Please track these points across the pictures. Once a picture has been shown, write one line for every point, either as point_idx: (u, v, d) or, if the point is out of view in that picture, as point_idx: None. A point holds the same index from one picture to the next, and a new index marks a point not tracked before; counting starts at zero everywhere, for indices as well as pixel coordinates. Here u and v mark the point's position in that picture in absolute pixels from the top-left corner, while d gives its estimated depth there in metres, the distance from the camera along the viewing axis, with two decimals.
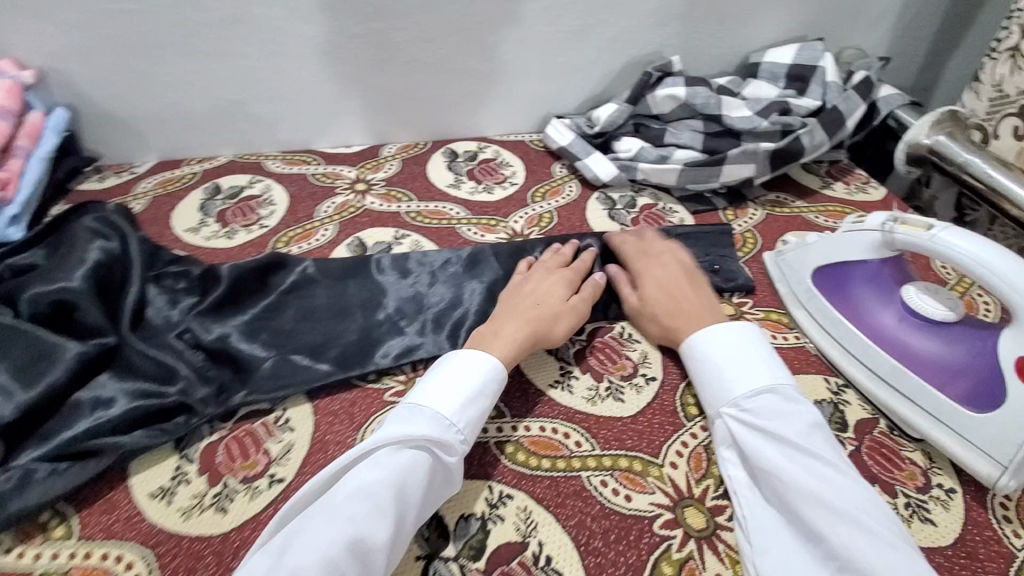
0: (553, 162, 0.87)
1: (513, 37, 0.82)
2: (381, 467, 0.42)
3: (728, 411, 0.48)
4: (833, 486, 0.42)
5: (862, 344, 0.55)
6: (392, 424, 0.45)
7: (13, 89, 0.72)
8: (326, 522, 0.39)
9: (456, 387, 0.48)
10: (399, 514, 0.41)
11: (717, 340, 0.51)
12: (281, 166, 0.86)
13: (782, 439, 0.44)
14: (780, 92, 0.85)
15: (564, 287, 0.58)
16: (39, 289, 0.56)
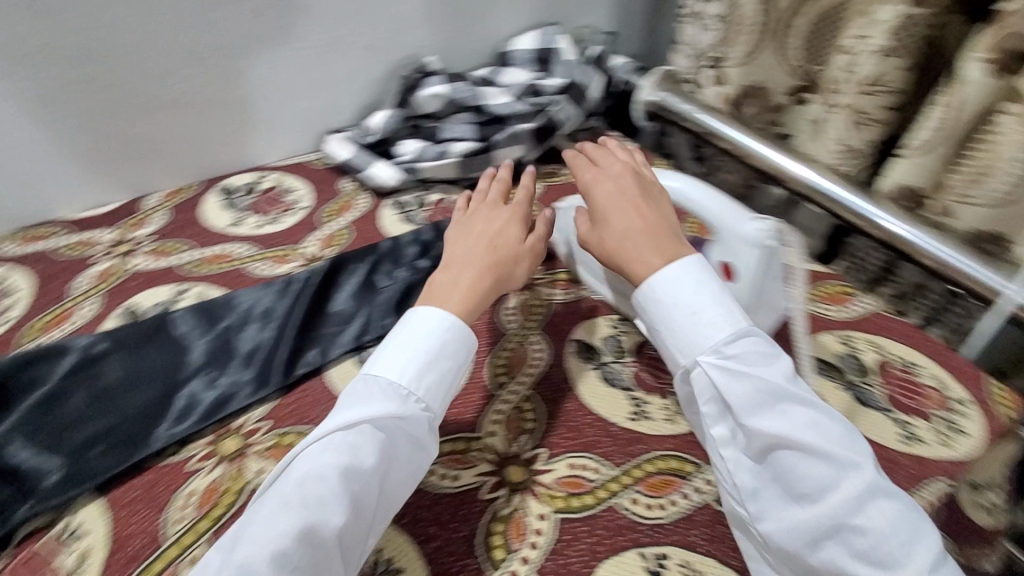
0: (339, 179, 0.87)
1: (259, 61, 0.80)
2: (345, 446, 0.44)
3: (703, 360, 0.47)
4: (823, 436, 0.43)
5: (617, 283, 0.63)
6: (336, 422, 0.45)
7: None
8: (278, 517, 0.40)
9: (387, 355, 0.48)
10: (355, 492, 0.42)
11: (679, 283, 0.50)
12: (14, 247, 0.74)
13: (760, 387, 0.44)
14: (531, 75, 0.94)
15: (517, 225, 0.62)
16: None
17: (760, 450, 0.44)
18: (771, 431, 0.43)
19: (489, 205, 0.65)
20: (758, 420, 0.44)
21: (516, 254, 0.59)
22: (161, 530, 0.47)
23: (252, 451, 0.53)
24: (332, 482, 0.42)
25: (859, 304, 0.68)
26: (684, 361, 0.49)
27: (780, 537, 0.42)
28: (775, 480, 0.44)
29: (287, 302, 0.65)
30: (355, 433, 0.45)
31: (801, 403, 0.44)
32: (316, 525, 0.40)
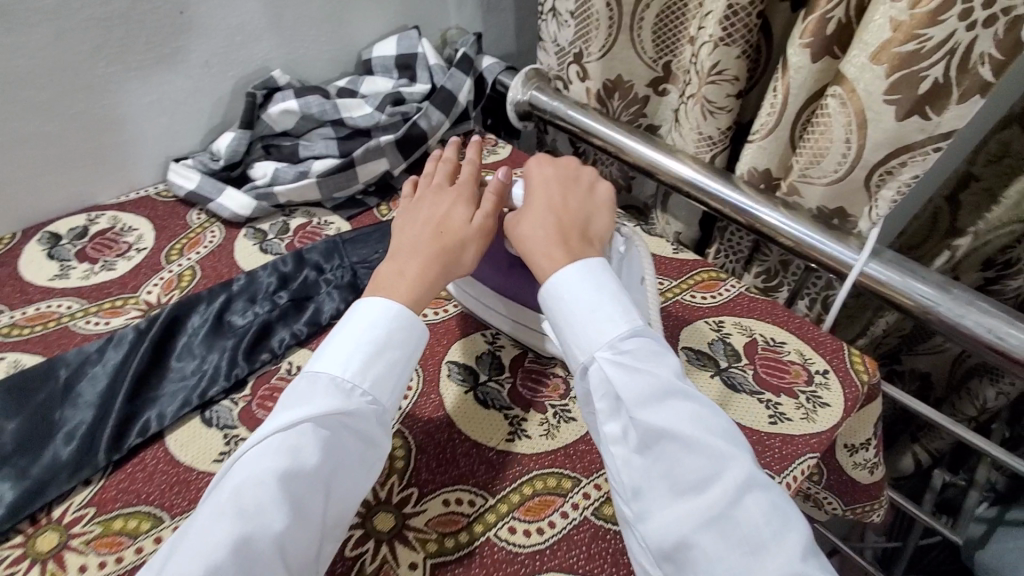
0: (188, 211, 0.78)
1: (66, 87, 0.69)
2: (299, 438, 0.42)
3: (599, 355, 0.47)
4: (705, 426, 0.42)
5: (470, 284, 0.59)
6: (315, 393, 0.44)
7: None
8: (232, 525, 0.37)
9: (359, 341, 0.47)
10: (302, 493, 0.40)
11: (574, 283, 0.50)
12: None
13: (651, 382, 0.44)
14: (394, 83, 0.89)
15: (459, 202, 0.57)
16: None
17: (645, 442, 0.43)
18: (657, 426, 0.42)
19: (434, 189, 0.59)
20: (645, 415, 0.43)
21: (426, 252, 0.53)
22: None
23: (73, 544, 0.46)
24: (297, 477, 0.40)
25: (728, 288, 0.70)
26: (582, 358, 0.48)
27: (661, 534, 0.40)
28: (657, 475, 0.42)
29: (117, 359, 0.57)
30: (315, 424, 0.42)
31: (685, 397, 0.44)
32: (247, 541, 0.37)
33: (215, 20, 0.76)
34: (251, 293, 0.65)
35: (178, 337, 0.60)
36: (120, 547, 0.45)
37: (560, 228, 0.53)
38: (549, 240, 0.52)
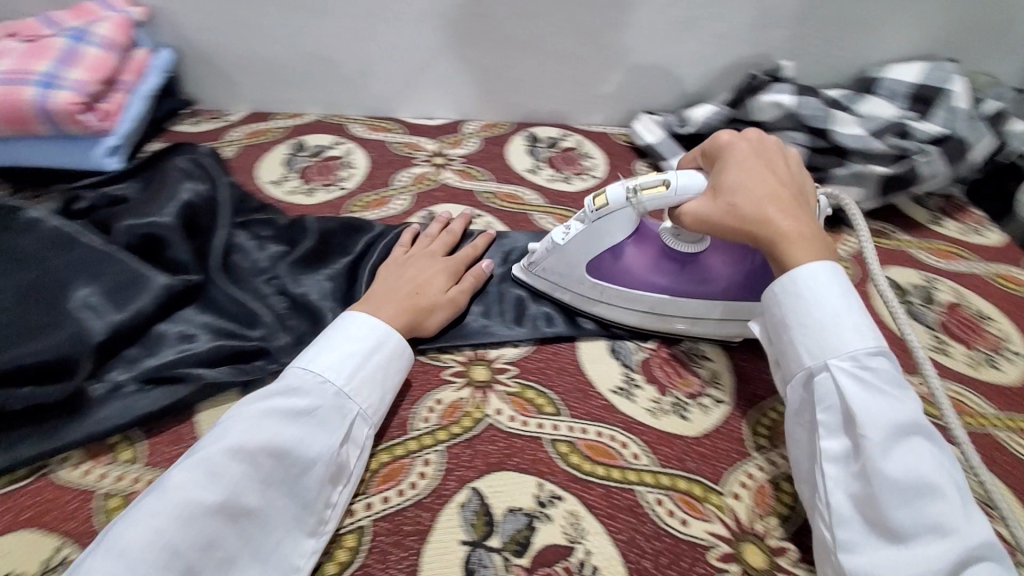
0: (636, 160, 0.84)
1: (612, 23, 0.79)
2: (278, 423, 0.42)
3: (834, 366, 0.43)
4: (932, 463, 0.39)
5: (650, 299, 0.55)
6: (274, 388, 0.44)
7: (123, 24, 0.71)
8: (184, 499, 0.37)
9: (335, 348, 0.47)
10: (258, 480, 0.40)
11: (836, 289, 0.45)
12: (365, 131, 0.86)
13: (897, 411, 0.41)
14: (897, 112, 0.78)
15: (440, 273, 0.57)
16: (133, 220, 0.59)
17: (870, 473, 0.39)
18: (897, 460, 0.39)
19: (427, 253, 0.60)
20: (879, 441, 0.40)
21: (404, 294, 0.53)
22: (408, 421, 0.50)
23: (498, 388, 0.52)
24: (266, 462, 0.40)
25: None
26: (805, 364, 0.44)
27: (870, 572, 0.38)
28: (870, 507, 0.39)
29: (385, 243, 0.64)
30: (245, 408, 0.42)
31: (911, 431, 0.40)
32: (189, 517, 0.37)
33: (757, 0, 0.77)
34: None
35: None
36: (528, 413, 0.51)
37: (785, 193, 0.49)
38: (787, 207, 0.48)
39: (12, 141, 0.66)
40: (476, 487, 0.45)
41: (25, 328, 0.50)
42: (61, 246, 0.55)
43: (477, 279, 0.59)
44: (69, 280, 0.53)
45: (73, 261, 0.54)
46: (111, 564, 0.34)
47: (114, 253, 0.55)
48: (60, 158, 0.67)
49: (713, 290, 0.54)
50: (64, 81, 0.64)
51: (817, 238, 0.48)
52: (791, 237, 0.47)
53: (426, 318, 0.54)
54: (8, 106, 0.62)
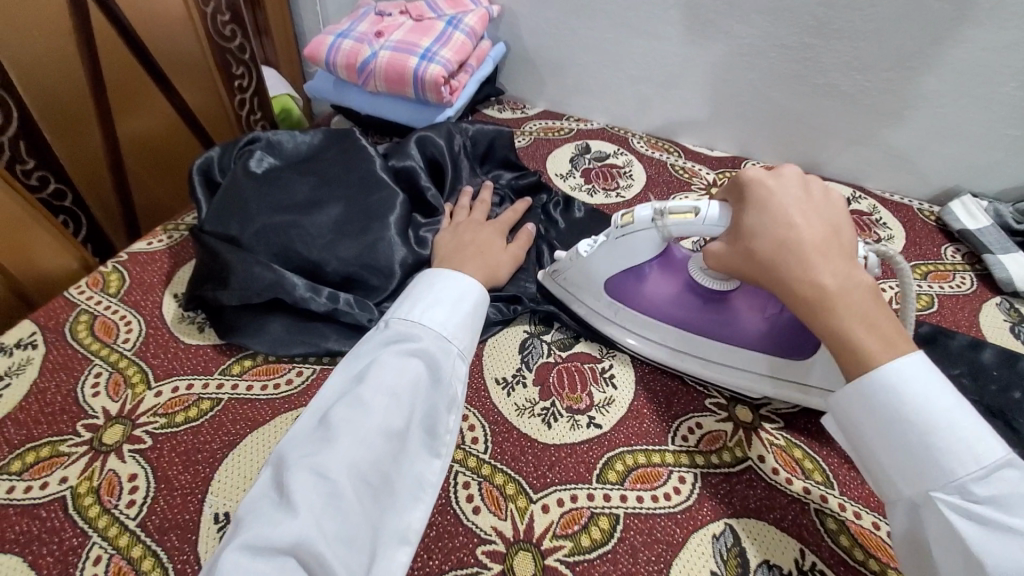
0: (944, 243, 0.75)
1: (963, 92, 0.71)
2: (401, 364, 0.45)
3: (933, 494, 0.35)
4: (944, 385, 0.37)
5: (659, 327, 0.54)
6: (386, 336, 0.48)
7: (484, 17, 0.82)
8: (352, 429, 0.40)
9: (422, 299, 0.50)
10: (401, 409, 0.43)
11: (907, 377, 0.37)
12: (646, 147, 0.89)
13: (1004, 525, 0.33)
14: None
15: (496, 235, 0.62)
16: (430, 149, 0.71)
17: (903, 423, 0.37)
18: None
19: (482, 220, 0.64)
20: (971, 544, 0.33)
21: (481, 256, 0.58)
22: (666, 433, 0.50)
23: (762, 434, 0.50)
24: (407, 394, 0.43)
25: None
26: (862, 428, 0.39)
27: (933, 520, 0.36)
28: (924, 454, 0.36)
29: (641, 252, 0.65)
30: (386, 354, 0.46)
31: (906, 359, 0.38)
32: (363, 440, 0.40)
33: None
34: (983, 364, 0.59)
35: None
36: (794, 473, 0.48)
37: (823, 239, 0.42)
38: (831, 257, 0.41)
39: (381, 96, 0.81)
40: (732, 524, 0.44)
41: (352, 238, 0.59)
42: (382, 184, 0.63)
43: (527, 239, 0.63)
44: (386, 211, 0.61)
45: (389, 196, 0.62)
46: (307, 481, 0.38)
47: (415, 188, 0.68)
48: (409, 119, 0.80)
49: (743, 340, 0.51)
50: (436, 58, 0.76)
51: (872, 303, 0.40)
52: (816, 298, 0.40)
53: (497, 270, 0.59)
54: (393, 70, 0.76)
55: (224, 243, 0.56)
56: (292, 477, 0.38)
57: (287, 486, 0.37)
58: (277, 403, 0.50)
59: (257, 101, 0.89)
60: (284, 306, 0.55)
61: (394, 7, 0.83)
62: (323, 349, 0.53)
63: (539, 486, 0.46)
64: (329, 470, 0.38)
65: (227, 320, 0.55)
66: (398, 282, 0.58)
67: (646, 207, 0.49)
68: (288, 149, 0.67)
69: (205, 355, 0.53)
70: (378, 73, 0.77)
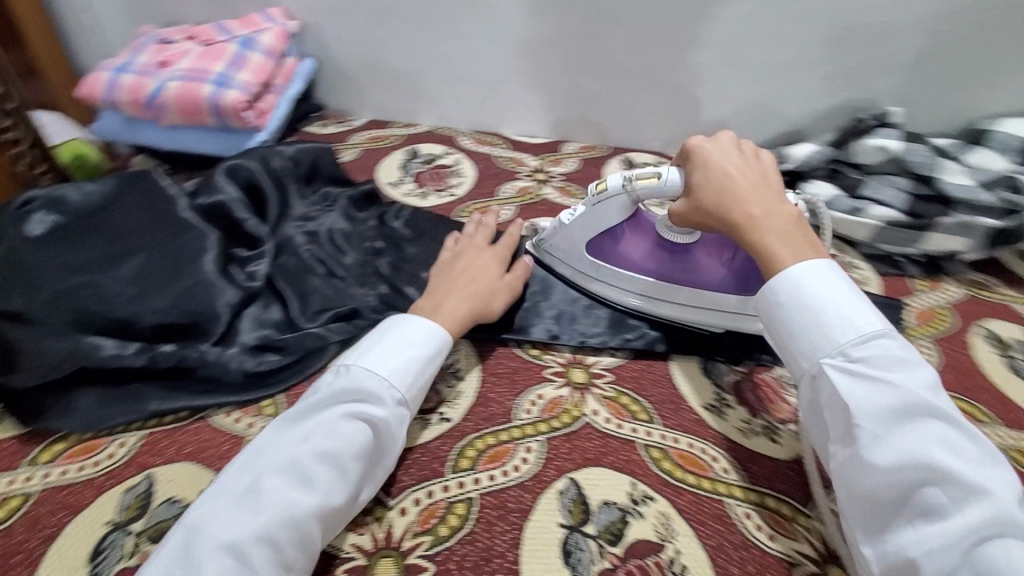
0: None
1: (720, 60, 0.82)
2: (346, 425, 0.44)
3: (825, 362, 0.43)
4: (927, 437, 0.38)
5: (634, 280, 0.61)
6: (349, 396, 0.46)
7: (282, 35, 0.80)
8: (284, 501, 0.40)
9: (389, 351, 0.48)
10: (342, 481, 0.42)
11: (809, 278, 0.45)
12: (472, 143, 0.92)
13: (890, 399, 0.40)
14: (1011, 167, 0.77)
15: (495, 262, 0.60)
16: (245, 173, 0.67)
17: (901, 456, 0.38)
18: (897, 457, 0.38)
19: (474, 248, 0.62)
20: (875, 430, 0.40)
21: (476, 288, 0.57)
22: (511, 411, 0.54)
23: (595, 390, 0.56)
24: (351, 461, 0.43)
25: None
26: (805, 367, 0.45)
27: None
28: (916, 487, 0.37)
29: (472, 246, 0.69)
30: (337, 416, 0.44)
31: (872, 383, 0.41)
32: (298, 520, 0.40)
33: (864, 47, 0.78)
34: None
35: None
36: (623, 418, 0.54)
37: (755, 182, 0.52)
38: (767, 197, 0.51)
39: (180, 128, 0.76)
40: (575, 478, 0.49)
41: (162, 286, 0.55)
42: (188, 225, 0.60)
43: (527, 269, 0.61)
44: (198, 253, 0.58)
45: (198, 237, 0.59)
46: (230, 560, 0.37)
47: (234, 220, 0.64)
48: (217, 148, 0.76)
49: (712, 283, 0.58)
50: (233, 82, 0.73)
51: (796, 228, 0.49)
52: (744, 224, 0.50)
53: (492, 302, 0.57)
54: (188, 100, 0.72)
55: (8, 321, 0.51)
56: (209, 558, 0.37)
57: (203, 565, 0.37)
58: (101, 479, 0.47)
59: (37, 155, 0.79)
60: (94, 375, 0.51)
61: (179, 34, 0.78)
62: (146, 413, 0.50)
63: (395, 491, 0.48)
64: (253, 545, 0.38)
65: (24, 405, 0.49)
66: (223, 323, 0.56)
67: (618, 175, 0.57)
68: (73, 204, 0.60)
69: (7, 451, 0.48)
70: (171, 105, 0.73)
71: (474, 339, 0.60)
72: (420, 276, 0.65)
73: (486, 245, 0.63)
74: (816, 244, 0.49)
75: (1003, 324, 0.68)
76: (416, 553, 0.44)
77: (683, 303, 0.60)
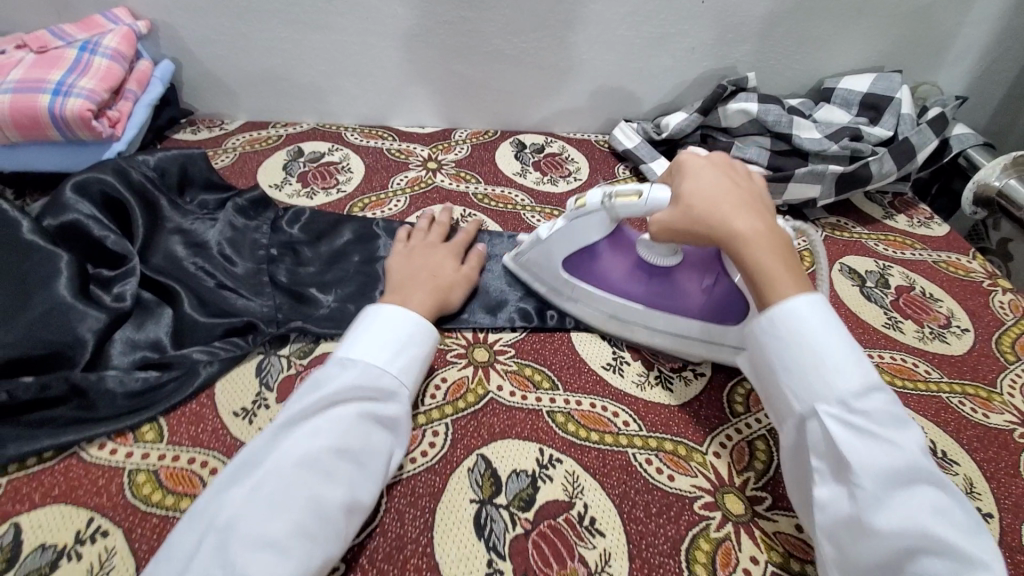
0: (617, 164, 0.90)
1: (593, 39, 0.85)
2: (360, 420, 0.44)
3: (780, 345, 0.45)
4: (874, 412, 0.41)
5: (609, 301, 0.58)
6: (369, 396, 0.45)
7: (129, 36, 0.74)
8: (278, 492, 0.39)
9: (382, 343, 0.48)
10: (365, 472, 0.42)
11: (807, 315, 0.44)
12: (360, 138, 0.90)
13: (891, 459, 0.39)
14: (852, 119, 0.86)
15: (449, 257, 0.63)
16: (105, 187, 0.62)
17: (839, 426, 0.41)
18: (896, 523, 0.37)
19: (427, 244, 0.64)
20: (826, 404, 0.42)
21: (435, 280, 0.58)
22: (416, 398, 0.54)
23: (498, 366, 0.57)
24: (359, 451, 0.42)
25: None
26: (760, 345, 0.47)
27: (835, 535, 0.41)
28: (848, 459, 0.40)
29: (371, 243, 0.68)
30: (360, 412, 0.44)
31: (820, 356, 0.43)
32: (325, 512, 0.39)
33: (718, 18, 0.84)
34: None
35: None
36: (527, 389, 0.55)
37: (744, 199, 0.50)
38: (745, 210, 0.49)
39: (19, 146, 0.68)
40: (484, 453, 0.50)
41: (9, 319, 0.50)
42: (32, 249, 0.54)
43: (480, 259, 0.64)
44: (47, 278, 0.53)
45: (45, 261, 0.53)
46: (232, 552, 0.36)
47: (94, 238, 0.59)
48: (67, 164, 0.69)
49: (691, 310, 0.56)
50: (74, 90, 0.66)
51: (779, 247, 0.48)
52: (748, 236, 0.48)
53: (450, 295, 0.59)
54: (21, 113, 0.65)
55: None
56: (239, 558, 0.36)
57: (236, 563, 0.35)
58: None
59: None
60: None
61: (10, 44, 0.71)
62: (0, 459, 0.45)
63: None
64: (256, 536, 0.37)
65: None
66: (85, 351, 0.51)
67: (598, 191, 0.54)
68: None
69: None
70: (3, 120, 0.65)
71: None
72: (311, 277, 0.63)
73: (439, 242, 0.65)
74: (794, 256, 0.48)
75: (858, 259, 0.76)
76: None
77: (667, 331, 0.57)
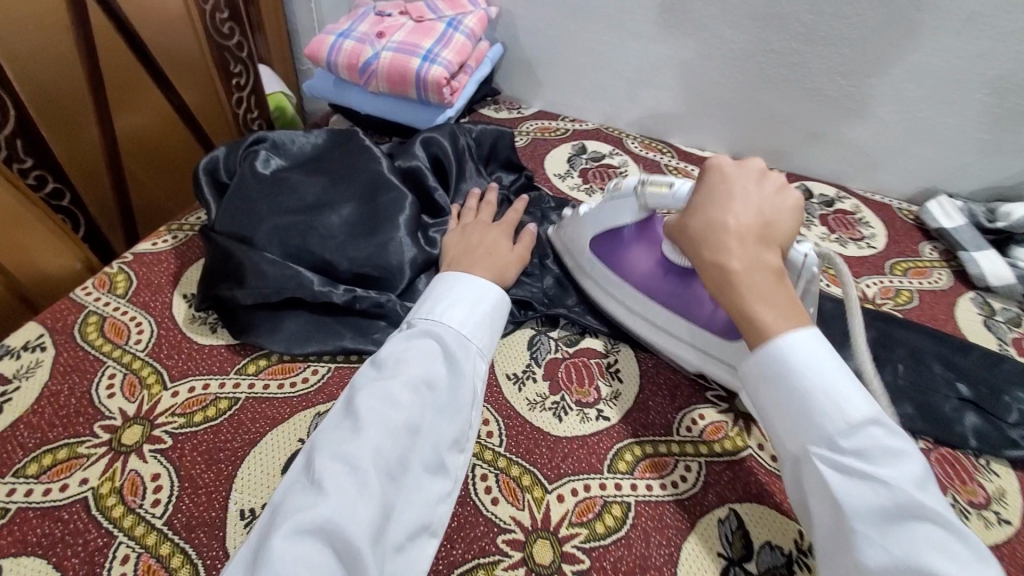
0: (922, 241, 0.79)
1: (941, 98, 0.74)
2: (426, 362, 0.47)
3: (813, 453, 0.40)
4: (902, 535, 0.36)
5: (616, 283, 0.58)
6: (421, 338, 0.49)
7: (483, 19, 0.83)
8: (362, 415, 0.43)
9: (445, 299, 0.52)
10: (427, 405, 0.45)
11: (797, 349, 0.41)
12: (639, 147, 0.91)
13: (879, 499, 0.37)
14: None
15: (503, 235, 0.63)
16: (440, 145, 0.71)
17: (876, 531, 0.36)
18: None
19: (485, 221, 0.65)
20: (865, 531, 0.36)
21: (493, 258, 0.59)
22: (671, 425, 0.53)
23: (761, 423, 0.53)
24: (421, 387, 0.45)
25: None
26: (791, 449, 0.42)
27: None
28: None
29: None
30: (420, 353, 0.48)
31: (864, 480, 0.37)
32: (393, 433, 0.43)
33: None
34: (970, 363, 0.61)
35: (881, 346, 0.63)
36: None
37: (756, 229, 0.45)
38: (750, 241, 0.45)
39: (382, 96, 0.82)
40: (736, 509, 0.47)
41: (363, 237, 0.60)
42: (386, 184, 0.64)
43: (532, 239, 0.64)
44: (394, 212, 0.62)
45: (395, 198, 0.63)
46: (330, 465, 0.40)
47: (427, 188, 0.68)
48: (410, 119, 0.82)
49: (704, 321, 0.53)
50: (437, 59, 0.77)
51: (779, 289, 0.44)
52: (731, 278, 0.44)
53: (507, 273, 0.60)
54: (395, 72, 0.77)
55: (237, 245, 0.56)
56: (322, 464, 0.40)
57: (318, 470, 0.40)
58: (295, 401, 0.51)
59: (253, 100, 0.89)
60: (300, 305, 0.56)
61: (394, 9, 0.84)
62: (339, 348, 0.54)
63: (554, 477, 0.48)
64: (346, 455, 0.41)
65: (241, 320, 0.55)
66: (406, 280, 0.59)
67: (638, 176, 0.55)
68: (294, 150, 0.67)
69: (220, 356, 0.54)
70: (380, 74, 0.78)
71: (636, 344, 0.59)
72: None
73: (492, 221, 0.65)
74: (795, 300, 0.44)
75: None
76: (573, 543, 0.44)
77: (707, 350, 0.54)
